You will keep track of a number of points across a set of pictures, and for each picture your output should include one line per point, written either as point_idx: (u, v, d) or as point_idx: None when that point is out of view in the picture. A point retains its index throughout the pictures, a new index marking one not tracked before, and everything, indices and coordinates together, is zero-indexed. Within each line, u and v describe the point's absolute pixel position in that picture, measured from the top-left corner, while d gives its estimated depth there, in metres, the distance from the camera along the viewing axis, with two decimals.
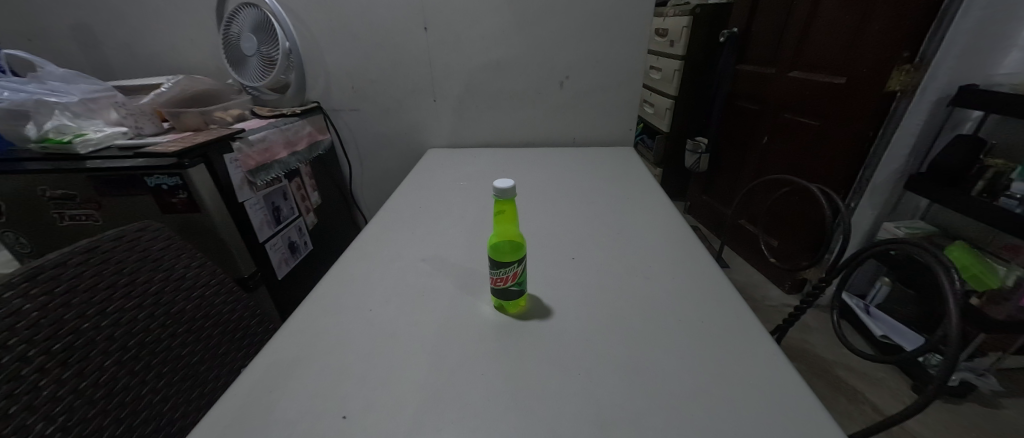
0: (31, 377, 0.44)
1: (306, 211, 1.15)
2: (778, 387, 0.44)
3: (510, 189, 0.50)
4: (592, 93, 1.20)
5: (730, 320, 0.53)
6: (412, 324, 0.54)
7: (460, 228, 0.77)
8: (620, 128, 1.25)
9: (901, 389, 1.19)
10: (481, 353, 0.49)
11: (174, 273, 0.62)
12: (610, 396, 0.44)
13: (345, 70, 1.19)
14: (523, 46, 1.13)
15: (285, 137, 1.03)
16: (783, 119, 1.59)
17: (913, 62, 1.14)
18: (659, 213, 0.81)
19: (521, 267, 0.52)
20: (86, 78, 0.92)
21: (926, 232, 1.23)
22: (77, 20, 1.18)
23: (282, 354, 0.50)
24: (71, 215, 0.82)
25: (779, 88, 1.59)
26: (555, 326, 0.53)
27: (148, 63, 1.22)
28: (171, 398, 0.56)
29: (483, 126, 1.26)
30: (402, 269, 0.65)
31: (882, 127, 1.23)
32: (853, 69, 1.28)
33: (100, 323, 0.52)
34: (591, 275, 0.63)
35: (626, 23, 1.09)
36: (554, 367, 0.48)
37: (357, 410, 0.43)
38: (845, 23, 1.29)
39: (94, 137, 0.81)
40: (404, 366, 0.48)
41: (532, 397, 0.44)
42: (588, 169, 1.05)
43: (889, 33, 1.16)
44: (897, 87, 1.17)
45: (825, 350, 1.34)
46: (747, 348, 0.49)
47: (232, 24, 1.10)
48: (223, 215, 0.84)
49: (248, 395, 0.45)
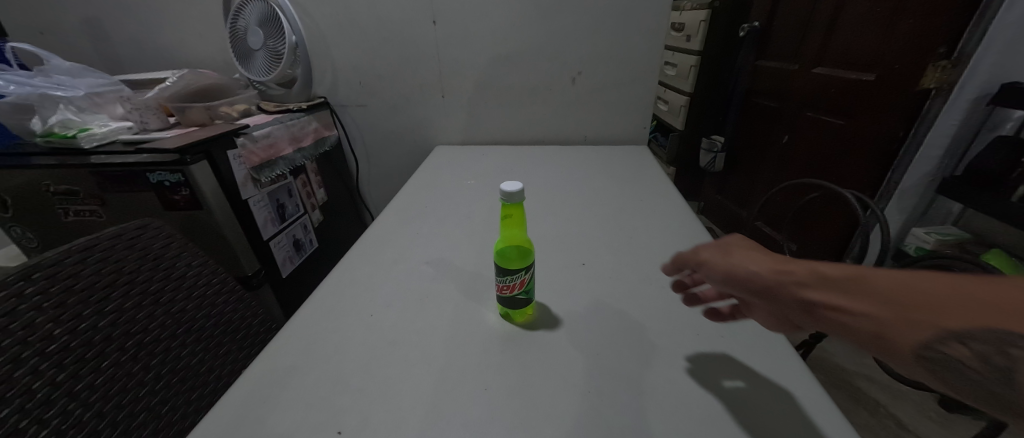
0: (24, 380, 0.43)
1: (312, 208, 1.14)
2: (810, 408, 0.41)
3: (518, 192, 0.47)
4: (605, 90, 1.16)
5: (754, 333, 0.50)
6: (415, 332, 0.52)
7: (465, 230, 0.75)
8: (633, 126, 1.21)
9: (928, 403, 1.14)
10: (485, 366, 0.47)
11: (175, 272, 0.61)
12: (623, 415, 0.41)
13: (353, 65, 1.16)
14: (535, 39, 1.09)
15: (290, 133, 1.01)
16: (805, 117, 1.53)
17: (951, 57, 1.08)
18: (673, 216, 0.77)
19: (528, 275, 0.50)
20: (92, 72, 0.92)
21: (958, 238, 1.17)
22: (87, 14, 1.17)
23: (280, 360, 0.48)
24: (75, 211, 0.82)
25: (801, 85, 1.53)
26: (564, 337, 0.51)
27: (157, 58, 1.22)
28: (171, 399, 0.54)
29: (493, 123, 1.23)
30: (404, 273, 0.63)
31: (914, 126, 1.18)
32: (882, 65, 1.21)
33: (98, 324, 0.50)
34: (603, 282, 0.60)
35: (643, 16, 1.04)
36: (562, 383, 0.45)
37: (353, 426, 0.41)
38: (874, 18, 1.23)
39: (99, 132, 0.80)
40: (405, 377, 0.46)
41: (536, 414, 0.42)
42: (601, 170, 1.01)
43: (923, 28, 1.10)
44: (931, 85, 1.11)
45: (846, 360, 1.29)
46: (774, 362, 0.46)
47: (239, 18, 1.09)
48: (226, 212, 0.83)
49: (242, 403, 0.43)
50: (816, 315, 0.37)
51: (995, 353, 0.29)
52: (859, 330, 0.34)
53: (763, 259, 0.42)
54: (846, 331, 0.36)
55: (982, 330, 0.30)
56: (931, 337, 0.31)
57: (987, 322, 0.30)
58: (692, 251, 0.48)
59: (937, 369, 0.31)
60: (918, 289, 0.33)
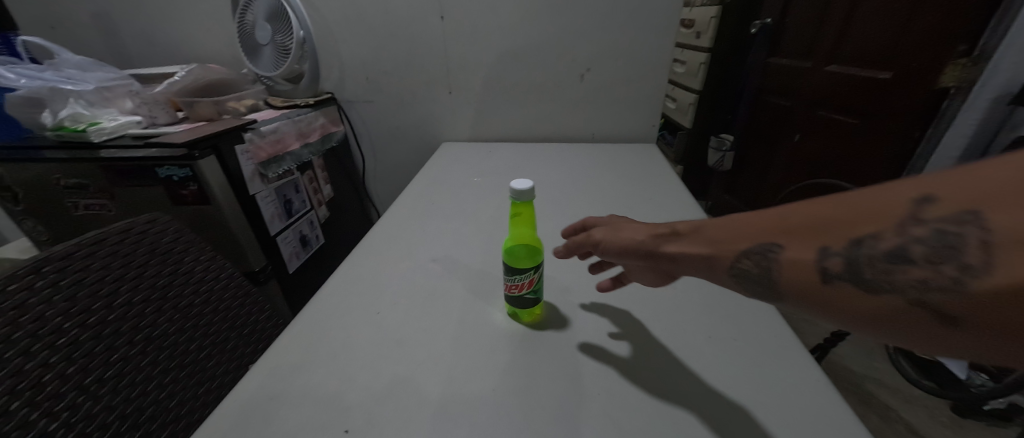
0: (35, 373, 0.42)
1: (318, 204, 1.14)
2: (823, 412, 0.40)
3: (528, 190, 0.46)
4: (614, 86, 1.14)
5: (767, 337, 0.48)
6: (421, 330, 0.51)
7: (473, 228, 0.74)
8: (642, 124, 1.20)
9: (939, 409, 1.12)
10: (492, 366, 0.46)
11: (182, 267, 0.61)
12: (634, 419, 0.40)
13: (360, 60, 1.16)
14: (544, 35, 1.08)
15: (297, 129, 1.01)
16: (818, 116, 1.50)
17: (971, 55, 1.05)
18: (683, 216, 0.76)
19: (538, 274, 0.49)
20: (102, 66, 0.92)
21: None
22: (97, 9, 1.18)
23: (286, 358, 0.48)
24: (85, 204, 0.82)
25: (815, 83, 1.51)
26: (572, 338, 0.50)
27: (165, 53, 1.22)
28: (178, 393, 0.54)
29: (501, 120, 1.23)
30: (410, 271, 0.63)
31: (932, 126, 1.16)
32: (900, 63, 1.19)
33: (107, 317, 0.50)
34: (611, 282, 0.59)
35: (654, 12, 1.03)
36: (571, 385, 0.44)
37: (360, 424, 0.41)
38: (891, 16, 1.20)
39: (108, 126, 0.81)
40: (411, 376, 0.45)
41: (545, 418, 0.41)
42: (609, 168, 1.00)
43: (940, 25, 1.08)
44: (950, 83, 1.09)
45: (856, 363, 1.27)
46: (790, 367, 0.44)
47: (246, 12, 1.08)
48: (234, 207, 0.83)
49: (250, 400, 0.43)
50: (670, 264, 0.41)
51: (763, 259, 0.34)
52: (698, 268, 0.39)
53: (637, 228, 0.46)
54: (694, 272, 0.40)
55: (755, 241, 0.35)
56: (733, 257, 0.36)
57: (757, 234, 0.35)
58: (583, 235, 0.51)
59: (741, 282, 0.36)
60: (727, 223, 0.39)
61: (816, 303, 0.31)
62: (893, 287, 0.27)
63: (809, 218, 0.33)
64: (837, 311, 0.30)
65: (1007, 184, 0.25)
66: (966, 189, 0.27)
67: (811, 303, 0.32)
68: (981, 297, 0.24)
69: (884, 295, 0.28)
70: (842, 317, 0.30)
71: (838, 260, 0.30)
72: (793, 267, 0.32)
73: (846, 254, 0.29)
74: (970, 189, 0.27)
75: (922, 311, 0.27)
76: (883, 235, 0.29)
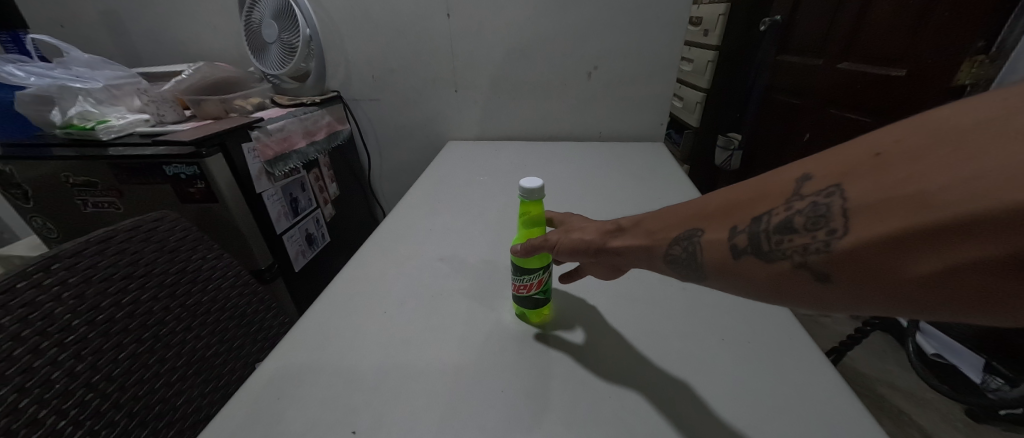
0: (43, 371, 0.42)
1: (324, 202, 1.14)
2: (839, 416, 0.39)
3: (538, 189, 0.46)
4: (622, 85, 1.13)
5: (780, 339, 0.48)
6: (428, 329, 0.51)
7: (480, 227, 0.74)
8: (650, 123, 1.19)
9: (953, 413, 1.11)
10: (500, 366, 0.46)
11: (190, 265, 0.61)
12: (646, 422, 0.39)
13: (366, 58, 1.16)
14: (551, 33, 1.07)
15: (303, 127, 1.01)
16: (829, 114, 1.49)
17: (989, 52, 1.01)
18: None
19: (546, 275, 0.49)
20: (110, 65, 0.92)
21: None
22: (106, 7, 1.18)
23: (294, 358, 0.47)
24: (93, 202, 0.83)
25: (828, 80, 1.49)
26: (582, 339, 0.49)
27: (173, 51, 1.23)
28: (186, 391, 0.54)
29: (507, 118, 1.22)
30: (418, 269, 0.62)
31: None
32: (915, 59, 1.17)
33: (116, 315, 0.50)
34: (621, 283, 0.59)
35: (664, 9, 1.01)
36: (582, 387, 0.43)
37: (367, 426, 0.40)
38: (905, 12, 1.18)
39: (117, 124, 0.82)
40: (419, 377, 0.45)
41: (556, 421, 0.40)
42: (617, 167, 0.99)
43: (956, 20, 1.05)
44: (967, 80, 1.06)
45: (868, 367, 1.26)
46: (803, 369, 0.44)
47: (254, 10, 1.08)
48: (241, 205, 0.83)
49: (257, 400, 0.43)
50: (619, 258, 0.44)
51: (689, 244, 0.37)
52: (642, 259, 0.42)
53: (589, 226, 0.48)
54: (638, 264, 0.43)
55: (682, 228, 0.38)
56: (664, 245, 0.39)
57: (685, 222, 0.39)
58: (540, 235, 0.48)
59: (674, 269, 0.39)
60: (659, 215, 0.42)
61: (732, 277, 0.35)
62: (783, 254, 0.31)
63: (724, 203, 0.37)
64: (747, 281, 0.34)
65: (864, 158, 0.29)
66: (835, 163, 0.31)
67: (726, 277, 0.35)
68: (842, 254, 0.28)
69: (778, 262, 0.32)
70: (751, 287, 0.34)
71: (744, 237, 0.34)
72: (712, 246, 0.35)
73: (748, 230, 0.33)
74: (836, 164, 0.31)
75: (805, 273, 0.30)
76: (775, 211, 0.33)
